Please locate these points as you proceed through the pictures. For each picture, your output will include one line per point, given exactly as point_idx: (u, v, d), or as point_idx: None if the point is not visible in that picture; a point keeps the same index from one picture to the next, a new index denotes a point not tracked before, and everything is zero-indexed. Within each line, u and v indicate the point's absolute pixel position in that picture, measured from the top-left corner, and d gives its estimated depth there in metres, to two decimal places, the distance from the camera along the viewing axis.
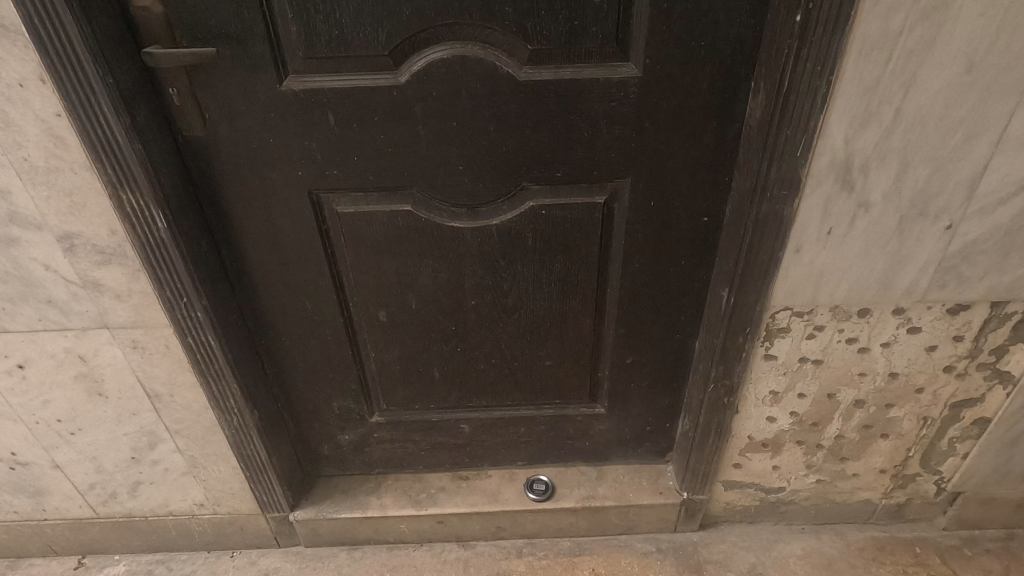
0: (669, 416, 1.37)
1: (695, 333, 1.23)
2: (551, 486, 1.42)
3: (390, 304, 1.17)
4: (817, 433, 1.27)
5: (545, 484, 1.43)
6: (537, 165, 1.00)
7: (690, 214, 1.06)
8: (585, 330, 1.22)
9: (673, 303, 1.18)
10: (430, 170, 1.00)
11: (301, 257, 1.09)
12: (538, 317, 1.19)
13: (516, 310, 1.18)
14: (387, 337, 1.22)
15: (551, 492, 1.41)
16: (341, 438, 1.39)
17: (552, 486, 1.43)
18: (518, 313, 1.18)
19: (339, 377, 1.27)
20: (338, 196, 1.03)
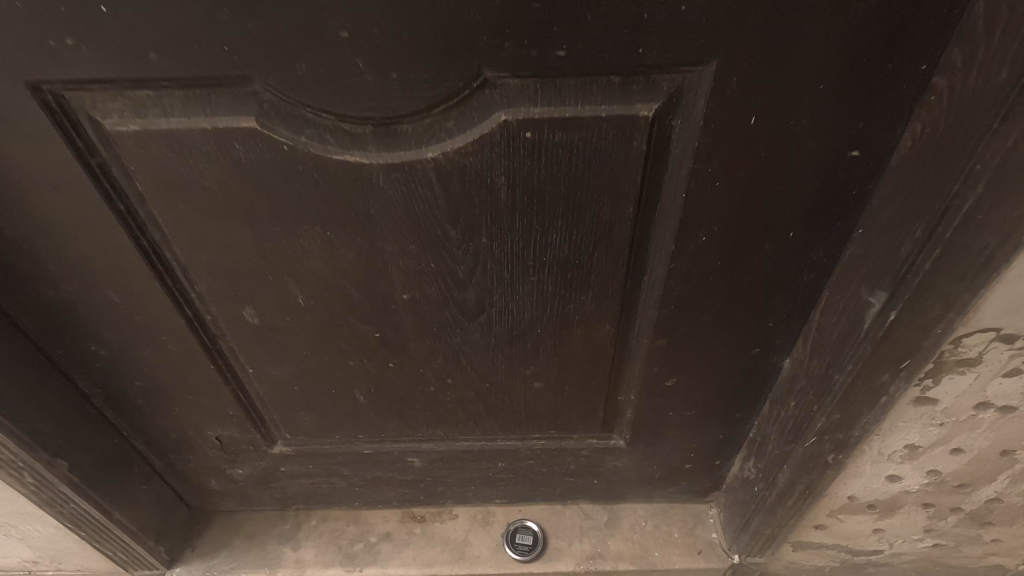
0: (722, 452, 0.91)
1: (785, 347, 0.73)
2: (544, 539, 0.99)
3: (260, 298, 0.67)
4: (959, 496, 0.81)
5: (536, 535, 1.00)
6: (512, 32, 0.46)
7: (826, 142, 0.53)
8: (601, 340, 0.72)
9: (760, 302, 0.67)
10: (278, 40, 0.46)
11: (70, 219, 0.58)
12: (520, 321, 0.69)
13: (482, 311, 0.68)
14: (269, 347, 0.73)
15: (543, 549, 0.98)
16: (233, 472, 0.95)
17: (545, 539, 0.99)
18: (487, 314, 0.68)
19: (206, 401, 0.80)
20: (102, 97, 0.50)
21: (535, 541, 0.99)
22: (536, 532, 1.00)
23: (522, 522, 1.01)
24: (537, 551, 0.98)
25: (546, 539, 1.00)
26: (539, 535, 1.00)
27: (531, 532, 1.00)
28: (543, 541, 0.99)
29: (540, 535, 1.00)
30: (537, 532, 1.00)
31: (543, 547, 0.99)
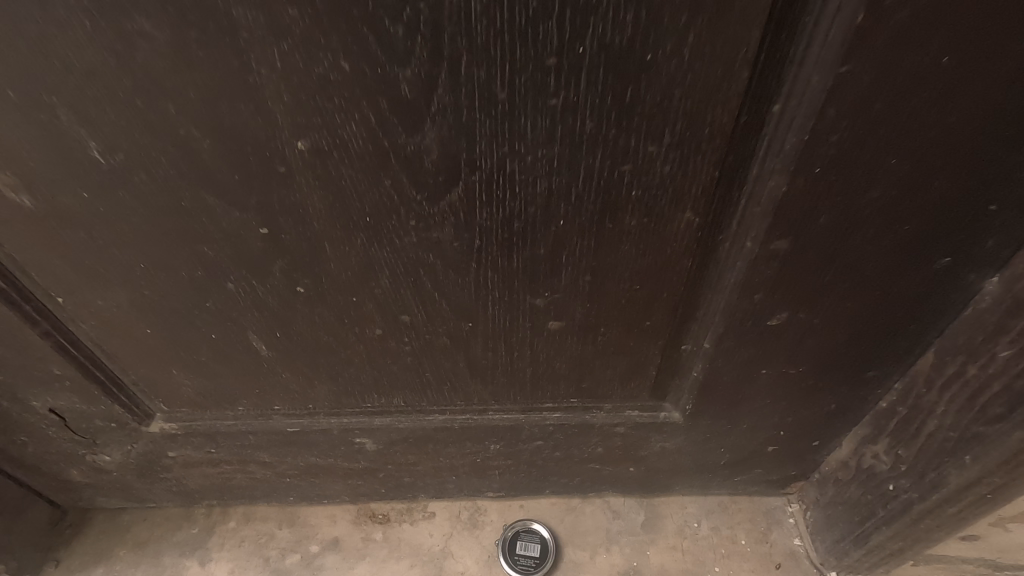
0: (825, 431, 0.61)
1: (995, 258, 0.41)
2: (556, 550, 0.71)
3: (20, 149, 0.34)
4: None
5: (545, 544, 0.71)
6: None
7: None
8: (671, 242, 0.40)
9: (985, 154, 0.35)
10: None
11: None
12: (527, 201, 0.37)
13: (455, 179, 0.36)
14: (79, 253, 0.41)
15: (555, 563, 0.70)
16: (99, 460, 0.64)
17: (558, 550, 0.71)
18: (465, 187, 0.36)
19: (8, 354, 0.49)
20: None
21: (544, 552, 0.70)
22: (544, 541, 0.71)
23: (524, 526, 0.72)
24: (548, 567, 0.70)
25: (560, 549, 0.71)
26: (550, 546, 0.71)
27: (537, 541, 0.71)
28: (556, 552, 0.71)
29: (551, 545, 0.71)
30: (546, 540, 0.71)
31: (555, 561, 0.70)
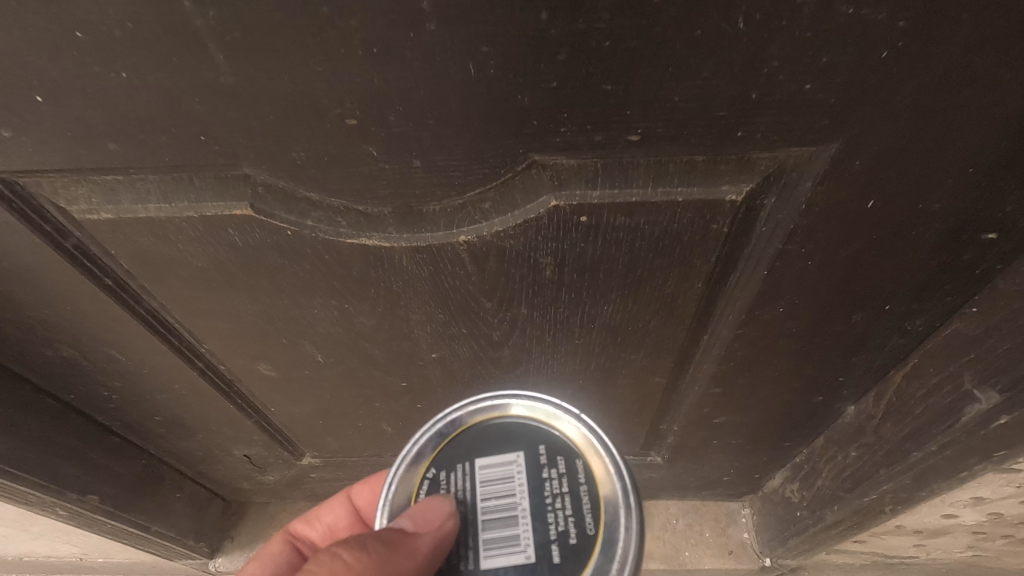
0: (763, 470, 0.87)
1: (850, 398, 0.65)
2: (484, 401, 0.45)
3: (273, 355, 0.60)
4: (1013, 527, 0.77)
5: (461, 463, 0.44)
6: (572, 114, 0.34)
7: (960, 223, 0.41)
8: (657, 365, 0.61)
9: (828, 363, 0.59)
10: (263, 128, 0.35)
11: (48, 292, 0.51)
12: (562, 319, 0.53)
13: (516, 324, 0.54)
14: (290, 390, 0.67)
15: (533, 398, 0.45)
16: (264, 478, 0.94)
17: (483, 394, 0.46)
18: (521, 326, 0.54)
19: (228, 430, 0.77)
20: (57, 181, 0.40)
21: (470, 450, 0.44)
22: (447, 459, 0.44)
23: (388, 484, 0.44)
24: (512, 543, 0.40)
25: (508, 390, 0.46)
26: (447, 433, 0.45)
27: (438, 436, 0.45)
28: (507, 457, 0.43)
29: (467, 414, 0.45)
30: (448, 410, 0.46)
31: (504, 409, 0.45)
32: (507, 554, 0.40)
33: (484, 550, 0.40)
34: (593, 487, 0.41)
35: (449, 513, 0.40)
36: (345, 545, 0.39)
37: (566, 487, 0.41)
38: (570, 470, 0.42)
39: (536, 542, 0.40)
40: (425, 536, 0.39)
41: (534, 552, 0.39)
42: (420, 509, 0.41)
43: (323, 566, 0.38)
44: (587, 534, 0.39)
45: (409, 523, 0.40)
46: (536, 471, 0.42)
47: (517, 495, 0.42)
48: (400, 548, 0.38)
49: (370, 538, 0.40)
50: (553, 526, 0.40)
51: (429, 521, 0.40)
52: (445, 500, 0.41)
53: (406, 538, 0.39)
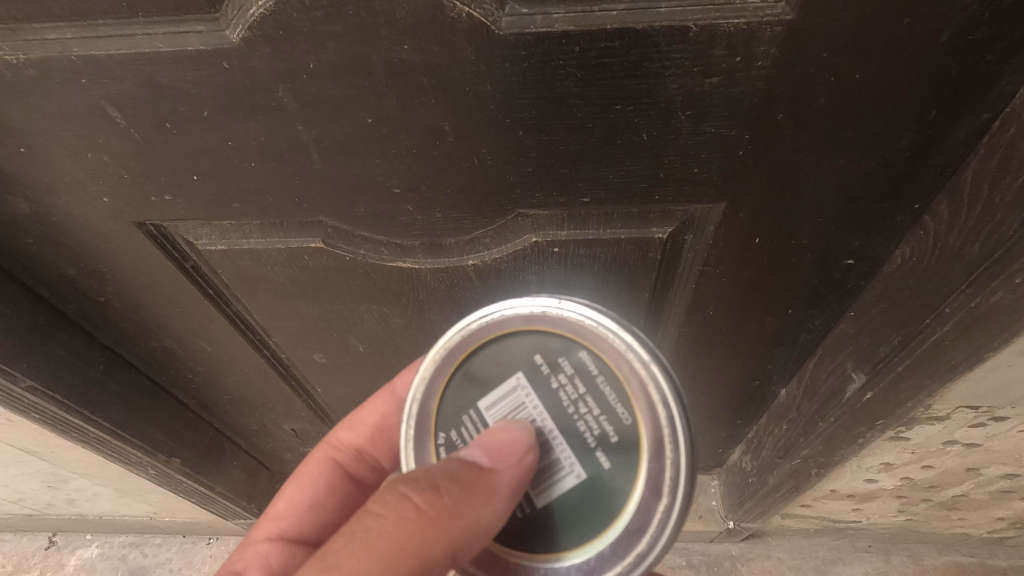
0: (724, 444, 1.03)
1: (782, 381, 0.82)
2: (463, 332, 0.50)
3: (326, 346, 0.78)
4: (928, 491, 0.94)
5: (474, 404, 0.50)
6: (544, 185, 0.50)
7: (827, 254, 0.57)
8: None
9: (757, 354, 0.75)
10: (338, 194, 0.52)
11: (166, 299, 0.68)
12: None
13: None
14: (335, 375, 0.85)
15: (505, 312, 0.49)
16: (306, 450, 1.12)
17: (458, 326, 0.50)
18: None
19: (281, 407, 0.95)
20: (189, 225, 0.58)
21: (482, 388, 0.50)
22: (465, 403, 0.50)
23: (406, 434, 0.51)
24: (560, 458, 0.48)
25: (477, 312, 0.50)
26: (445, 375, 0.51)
27: (435, 389, 0.51)
28: (515, 379, 0.49)
29: (456, 349, 0.50)
30: (421, 377, 0.51)
31: (486, 333, 0.50)
32: (567, 462, 0.48)
33: (547, 465, 0.48)
34: (605, 364, 0.47)
35: (526, 443, 0.46)
36: (417, 486, 0.44)
37: (580, 385, 0.48)
38: (575, 363, 0.48)
39: (587, 438, 0.47)
40: (504, 473, 0.45)
41: (586, 448, 0.47)
42: (490, 441, 0.46)
43: (392, 508, 0.43)
44: (617, 407, 0.47)
45: (486, 458, 0.46)
46: (547, 386, 0.48)
47: (540, 417, 0.48)
48: (480, 487, 0.45)
49: (445, 480, 0.45)
50: (589, 431, 0.47)
51: (507, 456, 0.46)
52: (500, 428, 0.47)
53: (486, 474, 0.45)
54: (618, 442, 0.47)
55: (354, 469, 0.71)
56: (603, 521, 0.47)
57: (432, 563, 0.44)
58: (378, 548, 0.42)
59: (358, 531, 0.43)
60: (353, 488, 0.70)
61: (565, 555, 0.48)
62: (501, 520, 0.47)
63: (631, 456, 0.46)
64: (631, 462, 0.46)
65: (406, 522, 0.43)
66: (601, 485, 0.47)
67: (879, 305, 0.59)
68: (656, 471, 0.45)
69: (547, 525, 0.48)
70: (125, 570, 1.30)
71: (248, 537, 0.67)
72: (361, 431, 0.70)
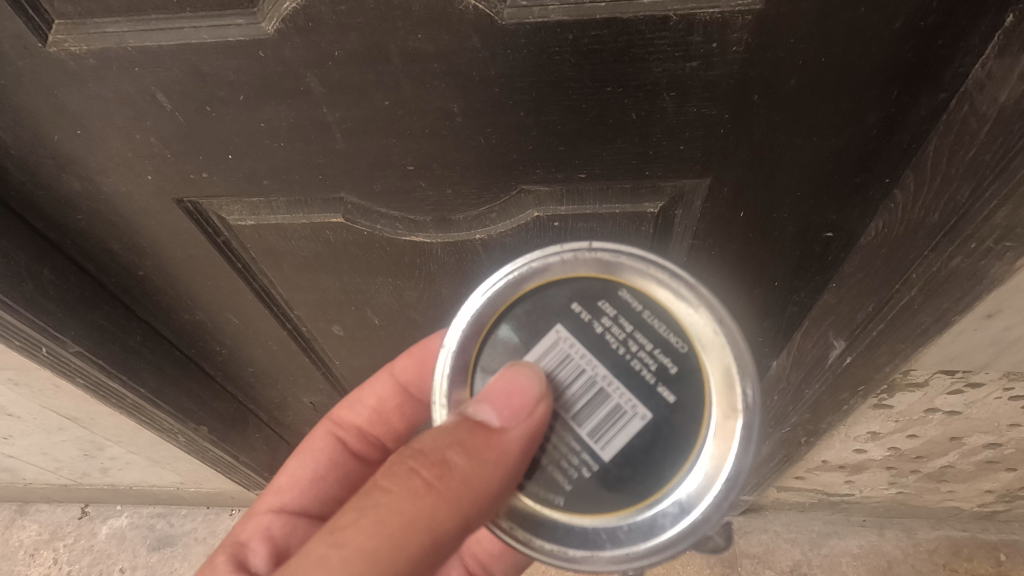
0: None
1: (774, 354, 0.86)
2: (521, 278, 0.52)
3: (344, 318, 0.83)
4: (916, 462, 0.98)
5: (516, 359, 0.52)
6: (544, 162, 0.56)
7: (808, 227, 0.62)
8: None
9: (751, 327, 0.80)
10: (358, 172, 0.58)
11: (198, 273, 0.74)
12: None
13: None
14: (353, 347, 0.91)
15: (567, 257, 0.51)
16: None
17: (511, 271, 0.52)
18: None
19: (302, 380, 1.01)
20: (223, 202, 0.64)
21: (525, 342, 0.52)
22: (515, 348, 0.52)
23: (434, 388, 0.53)
24: (615, 401, 0.49)
25: (517, 265, 0.53)
26: (494, 319, 0.53)
27: (471, 345, 0.53)
28: (568, 326, 0.51)
29: (511, 294, 0.53)
30: (457, 334, 0.53)
31: (544, 279, 0.52)
32: (621, 410, 0.49)
33: (600, 414, 0.49)
34: (670, 313, 0.50)
35: (536, 394, 0.48)
36: (425, 458, 0.45)
37: (629, 325, 0.50)
38: (634, 310, 0.50)
39: (644, 387, 0.49)
40: (512, 429, 0.47)
41: (643, 399, 0.49)
42: (497, 396, 0.48)
43: (400, 484, 0.44)
44: (680, 354, 0.50)
45: (496, 418, 0.47)
46: (594, 329, 0.50)
47: (589, 366, 0.50)
48: (487, 449, 0.46)
49: (451, 448, 0.46)
50: (646, 372, 0.49)
51: (518, 408, 0.47)
52: (519, 373, 0.49)
53: (499, 435, 0.47)
54: (676, 390, 0.49)
55: (357, 448, 0.76)
56: (676, 458, 0.50)
57: (445, 531, 0.45)
58: (392, 524, 0.43)
59: (368, 508, 0.44)
60: (356, 464, 0.76)
61: (638, 503, 0.50)
62: (509, 478, 0.48)
63: (690, 388, 0.49)
64: (694, 396, 0.49)
65: (417, 495, 0.44)
66: (658, 436, 0.49)
67: (856, 275, 0.64)
68: (720, 426, 0.50)
69: (595, 481, 0.50)
70: (153, 539, 1.37)
71: (253, 508, 0.72)
72: (364, 410, 0.77)
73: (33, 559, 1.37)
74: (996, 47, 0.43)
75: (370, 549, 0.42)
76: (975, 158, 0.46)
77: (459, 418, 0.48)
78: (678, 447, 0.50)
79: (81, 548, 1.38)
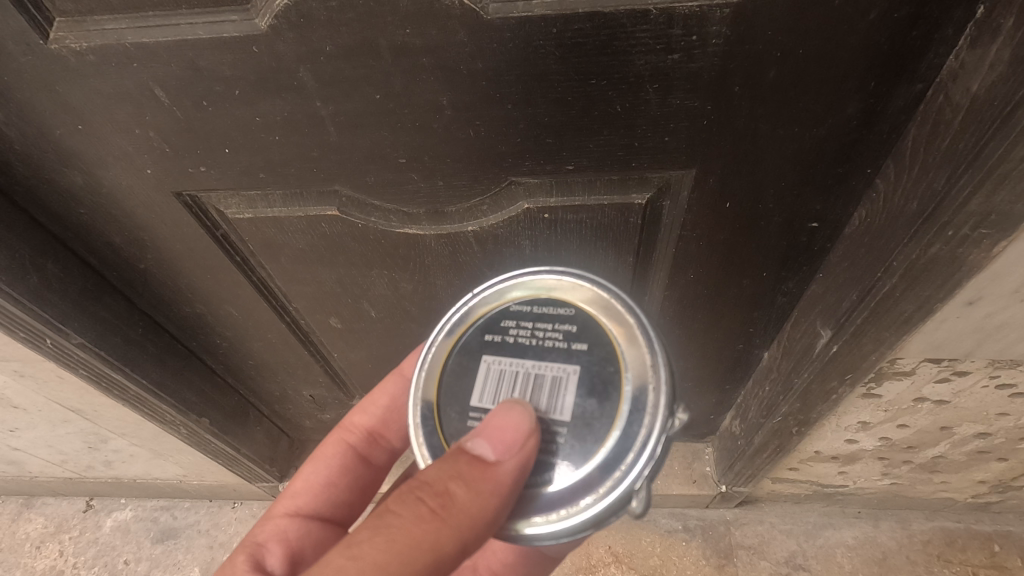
0: (716, 410, 1.09)
1: (765, 344, 0.87)
2: (438, 347, 0.58)
3: (341, 310, 0.85)
4: (908, 452, 0.99)
5: (470, 409, 0.54)
6: (533, 154, 0.57)
7: (793, 217, 0.63)
8: None
9: (743, 318, 0.81)
10: (351, 165, 0.59)
11: (198, 266, 0.76)
12: None
13: None
14: (351, 339, 0.92)
15: (460, 310, 0.58)
16: (322, 417, 1.19)
17: (428, 347, 0.58)
18: None
19: (301, 373, 1.02)
20: (221, 195, 0.65)
21: (467, 389, 0.55)
22: (461, 401, 0.54)
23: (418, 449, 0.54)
24: (554, 379, 0.52)
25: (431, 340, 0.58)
26: (436, 391, 0.56)
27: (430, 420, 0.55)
28: (486, 354, 0.55)
29: (435, 366, 0.57)
30: (416, 422, 0.55)
31: (455, 335, 0.58)
32: (557, 378, 0.52)
33: (545, 394, 0.52)
34: (548, 297, 0.56)
35: (527, 429, 0.49)
36: (430, 488, 0.47)
37: (529, 324, 0.56)
38: (527, 313, 0.56)
39: (561, 354, 0.53)
40: (506, 462, 0.48)
41: (562, 361, 0.53)
42: (490, 430, 0.49)
43: (407, 509, 0.46)
44: (573, 317, 0.55)
45: (491, 452, 0.48)
46: (509, 341, 0.55)
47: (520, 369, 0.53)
48: (485, 480, 0.47)
49: (452, 480, 0.47)
50: (557, 346, 0.54)
51: (509, 443, 0.49)
52: (500, 411, 0.50)
53: (493, 466, 0.48)
54: (584, 338, 0.53)
55: (366, 451, 0.78)
56: (612, 375, 0.51)
57: (446, 555, 0.47)
58: (398, 546, 0.45)
59: (380, 526, 0.46)
60: (365, 469, 0.77)
61: (611, 431, 0.50)
62: (508, 510, 0.49)
63: (592, 329, 0.54)
64: (594, 330, 0.53)
65: (422, 520, 0.46)
66: (593, 376, 0.51)
67: (842, 264, 0.65)
68: (626, 331, 0.53)
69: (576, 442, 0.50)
70: (156, 531, 1.39)
71: (269, 511, 0.73)
72: (373, 413, 0.77)
73: (39, 551, 1.39)
74: (969, 38, 0.45)
75: (378, 564, 0.44)
76: (950, 147, 0.47)
77: (456, 450, 0.49)
78: (609, 370, 0.52)
79: (86, 540, 1.40)
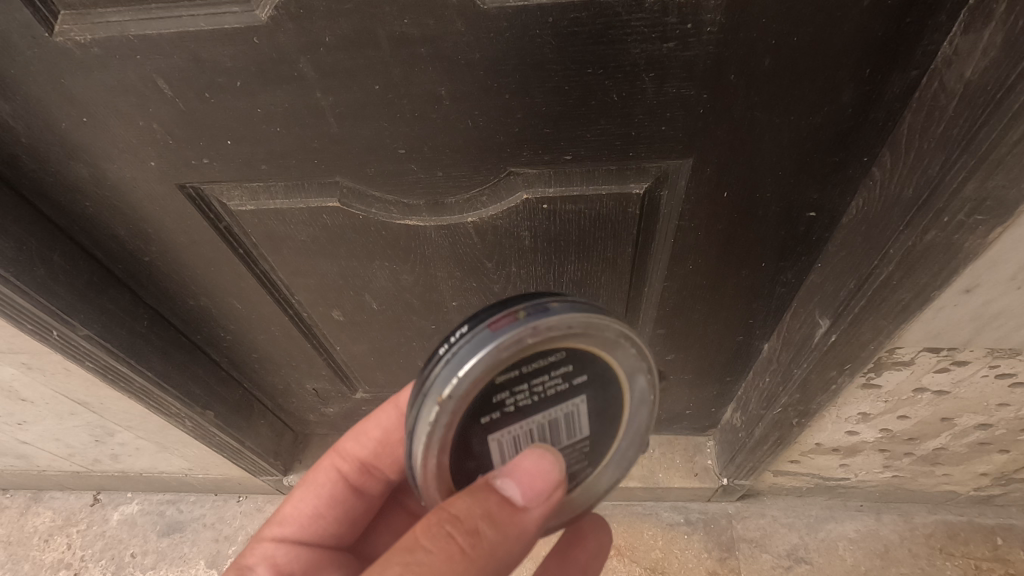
0: (717, 402, 1.09)
1: (764, 336, 0.87)
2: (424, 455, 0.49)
3: (343, 302, 0.86)
4: (910, 444, 0.99)
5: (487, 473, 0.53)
6: (530, 145, 0.57)
7: (791, 207, 0.63)
8: (615, 308, 0.84)
9: (743, 310, 0.81)
10: (352, 156, 0.60)
11: (202, 259, 0.77)
12: (540, 274, 0.77)
13: (511, 279, 0.78)
14: (353, 332, 0.93)
15: (430, 412, 0.46)
16: (326, 411, 1.20)
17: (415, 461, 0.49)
18: (514, 280, 0.78)
19: (304, 366, 1.03)
20: (223, 187, 0.66)
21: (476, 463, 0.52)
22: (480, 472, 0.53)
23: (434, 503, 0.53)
24: (566, 418, 0.52)
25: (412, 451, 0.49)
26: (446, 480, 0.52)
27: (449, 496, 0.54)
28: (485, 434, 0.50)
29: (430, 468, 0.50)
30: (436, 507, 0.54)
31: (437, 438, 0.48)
32: (568, 417, 0.52)
33: (561, 432, 0.53)
34: (528, 353, 0.47)
35: (557, 482, 0.50)
36: (459, 523, 0.47)
37: (518, 388, 0.49)
38: (511, 375, 0.48)
39: (563, 393, 0.51)
40: (533, 507, 0.49)
41: (569, 398, 0.52)
42: (524, 475, 0.49)
43: (438, 545, 0.47)
44: (563, 359, 0.49)
45: (521, 496, 0.49)
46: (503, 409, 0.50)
47: (529, 426, 0.51)
48: (513, 524, 0.49)
49: (482, 519, 0.48)
50: (556, 390, 0.51)
51: (541, 490, 0.49)
52: (528, 456, 0.50)
53: (523, 511, 0.49)
54: (579, 373, 0.51)
55: (357, 480, 0.74)
56: (615, 388, 0.53)
57: None
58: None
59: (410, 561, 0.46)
60: (358, 497, 0.74)
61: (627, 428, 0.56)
62: (526, 546, 0.51)
63: (581, 360, 0.50)
64: (585, 360, 0.50)
65: (450, 560, 0.46)
66: (601, 395, 0.53)
67: (839, 254, 0.65)
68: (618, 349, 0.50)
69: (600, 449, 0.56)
70: (162, 524, 1.41)
71: (259, 533, 0.72)
72: (365, 444, 0.73)
73: (47, 544, 1.40)
74: (962, 25, 0.45)
75: None
76: (944, 133, 0.48)
77: (485, 487, 0.49)
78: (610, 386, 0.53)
79: (94, 533, 1.41)
